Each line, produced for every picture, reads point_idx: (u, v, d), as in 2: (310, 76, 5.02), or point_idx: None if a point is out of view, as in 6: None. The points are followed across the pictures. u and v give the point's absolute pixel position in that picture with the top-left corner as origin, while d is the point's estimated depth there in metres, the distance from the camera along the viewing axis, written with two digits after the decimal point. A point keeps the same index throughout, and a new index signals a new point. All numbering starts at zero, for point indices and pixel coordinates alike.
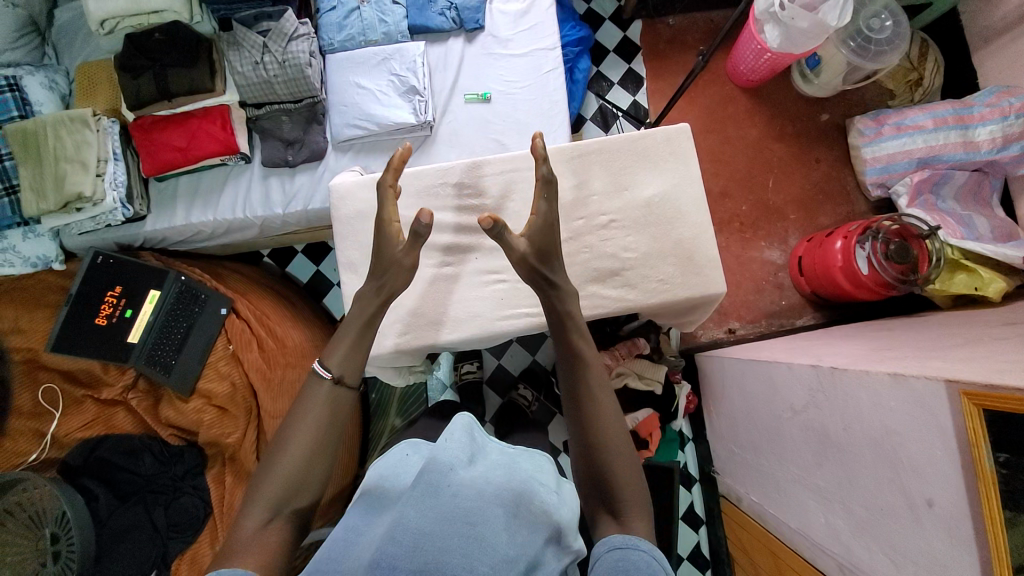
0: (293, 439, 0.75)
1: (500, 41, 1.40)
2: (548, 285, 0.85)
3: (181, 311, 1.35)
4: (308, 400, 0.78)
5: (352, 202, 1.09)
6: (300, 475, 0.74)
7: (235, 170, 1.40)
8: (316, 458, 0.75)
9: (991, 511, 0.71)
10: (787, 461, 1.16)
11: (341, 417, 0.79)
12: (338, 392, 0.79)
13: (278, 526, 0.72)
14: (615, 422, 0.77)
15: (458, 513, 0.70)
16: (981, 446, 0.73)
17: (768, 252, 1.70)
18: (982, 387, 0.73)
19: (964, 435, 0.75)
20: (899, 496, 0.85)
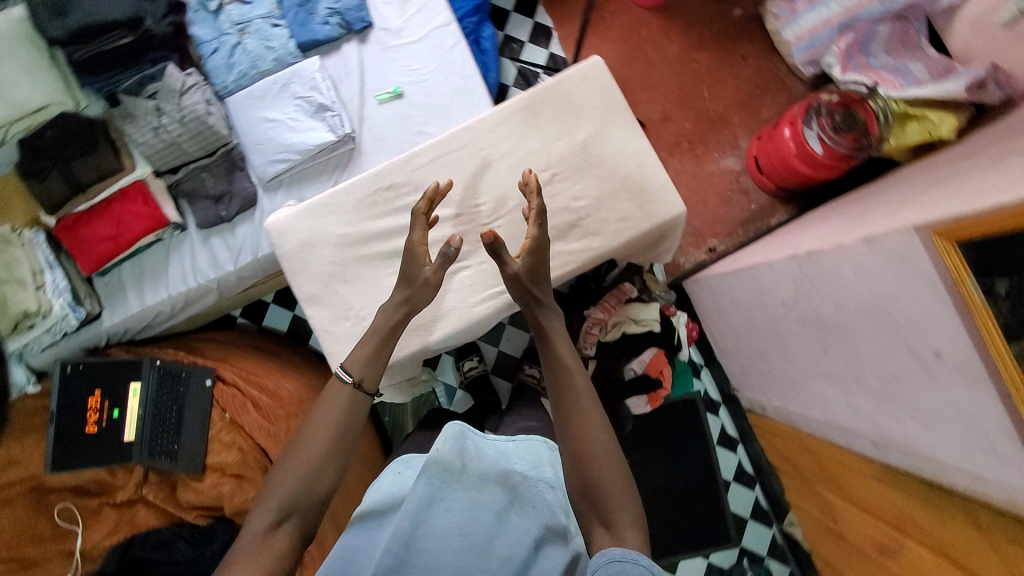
0: (306, 443, 0.78)
1: (394, 32, 1.35)
2: (535, 301, 0.91)
3: (167, 394, 1.33)
4: (331, 401, 0.82)
5: (294, 236, 1.01)
6: (313, 477, 0.76)
7: (173, 241, 1.36)
8: (330, 459, 0.78)
9: (992, 337, 0.68)
10: (794, 356, 1.14)
11: (359, 419, 0.83)
12: (357, 398, 0.83)
13: (289, 529, 0.73)
14: (603, 430, 0.78)
15: (454, 525, 0.73)
16: (965, 281, 0.71)
17: (723, 162, 1.68)
18: (953, 221, 0.73)
19: (949, 276, 0.73)
20: (908, 357, 0.84)
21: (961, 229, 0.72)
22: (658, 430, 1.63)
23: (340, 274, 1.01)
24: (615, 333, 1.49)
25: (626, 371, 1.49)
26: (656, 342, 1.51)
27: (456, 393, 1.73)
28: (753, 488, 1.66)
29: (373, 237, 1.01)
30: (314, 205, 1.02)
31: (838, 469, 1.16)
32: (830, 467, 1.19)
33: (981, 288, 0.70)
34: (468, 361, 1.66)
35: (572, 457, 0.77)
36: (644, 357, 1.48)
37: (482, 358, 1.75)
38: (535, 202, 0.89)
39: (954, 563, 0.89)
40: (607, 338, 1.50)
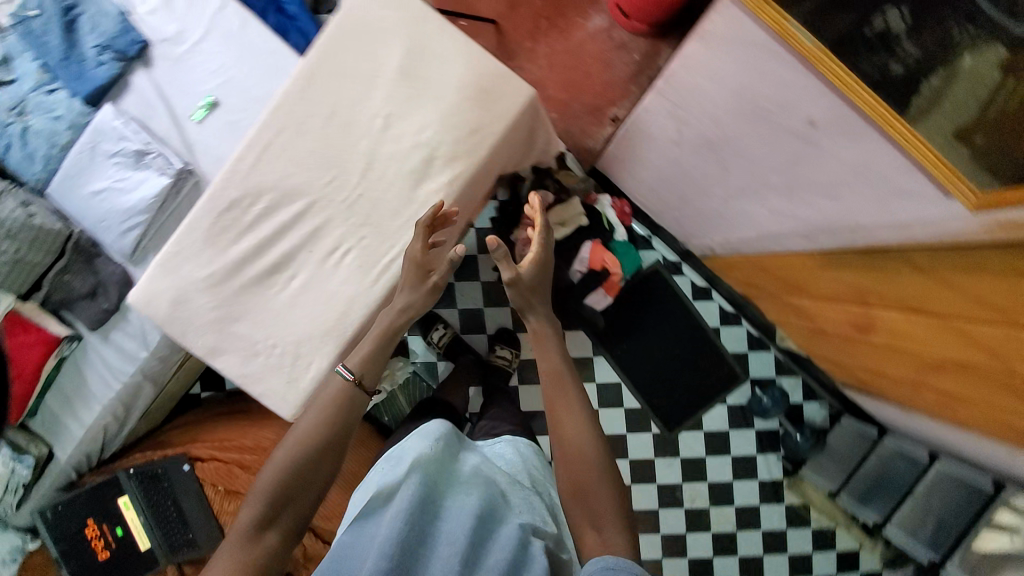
0: (299, 440, 0.76)
1: (175, 39, 1.25)
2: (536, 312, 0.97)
3: (156, 494, 1.30)
4: (331, 395, 0.80)
5: (159, 298, 0.93)
6: (307, 471, 0.76)
7: (78, 354, 1.29)
8: (323, 459, 0.76)
9: (838, 74, 0.67)
10: (711, 190, 1.09)
11: (356, 414, 0.81)
12: (354, 394, 0.81)
13: (284, 519, 0.74)
14: (596, 435, 0.81)
15: (455, 517, 0.72)
16: (787, 27, 0.68)
17: (591, 23, 1.53)
18: None
19: (772, 32, 0.70)
20: (793, 139, 0.79)
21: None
22: (637, 310, 1.74)
23: (226, 314, 0.93)
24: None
25: (573, 273, 1.47)
26: (589, 233, 1.49)
27: (437, 365, 1.71)
28: (740, 323, 1.76)
29: (240, 264, 0.92)
30: (165, 257, 0.93)
31: (789, 274, 1.16)
32: (785, 274, 1.18)
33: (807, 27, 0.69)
34: (435, 331, 1.63)
35: (566, 462, 0.80)
36: (584, 252, 1.45)
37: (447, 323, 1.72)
38: (542, 223, 1.01)
39: (913, 312, 0.89)
40: (542, 253, 1.46)
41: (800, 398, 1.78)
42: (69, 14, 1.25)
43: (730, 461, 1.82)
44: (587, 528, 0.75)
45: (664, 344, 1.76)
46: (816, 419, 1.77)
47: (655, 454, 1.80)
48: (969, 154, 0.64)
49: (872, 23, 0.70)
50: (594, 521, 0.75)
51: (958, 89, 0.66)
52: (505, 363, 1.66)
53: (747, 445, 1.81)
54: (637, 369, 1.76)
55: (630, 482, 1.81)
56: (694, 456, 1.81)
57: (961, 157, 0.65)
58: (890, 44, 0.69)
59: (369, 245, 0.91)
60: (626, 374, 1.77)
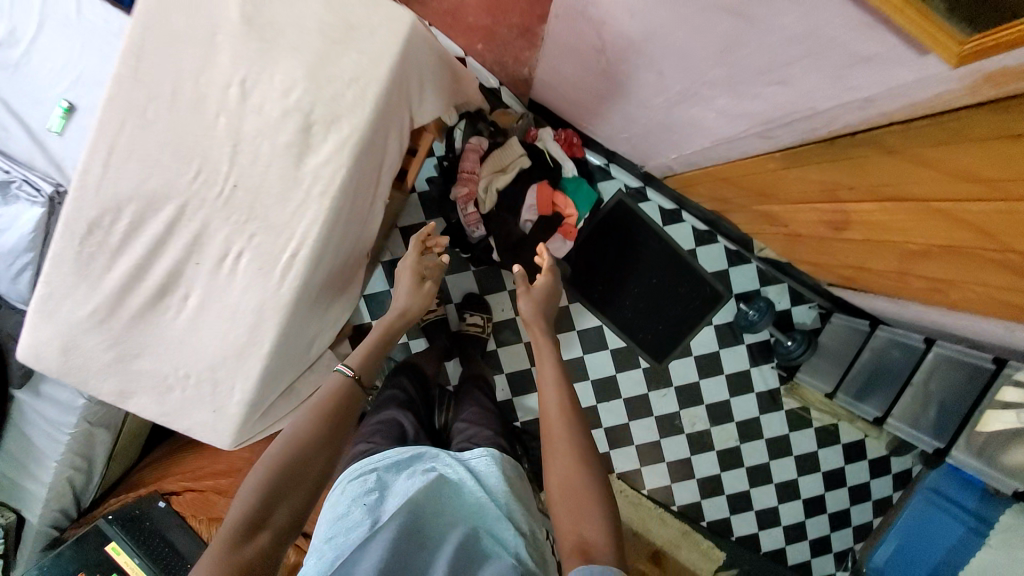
0: (295, 432, 0.86)
1: (7, 41, 1.06)
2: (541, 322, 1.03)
3: (143, 533, 1.22)
4: (328, 388, 0.94)
5: (47, 345, 0.82)
6: (302, 466, 0.84)
7: (17, 414, 1.21)
8: (320, 445, 0.87)
9: None
10: (649, 100, 0.94)
11: (350, 403, 0.94)
12: (347, 385, 0.94)
13: (277, 517, 0.81)
14: (587, 442, 0.79)
15: (441, 561, 0.71)
16: None
17: None
18: None
19: None
20: (721, 21, 0.62)
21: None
22: (608, 246, 1.64)
23: (123, 351, 0.83)
24: (492, 195, 1.30)
25: (524, 222, 1.34)
26: (535, 175, 1.35)
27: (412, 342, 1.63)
28: (718, 239, 1.65)
29: (120, 293, 0.81)
30: (40, 301, 0.82)
31: (753, 181, 1.04)
32: (750, 181, 1.04)
33: None
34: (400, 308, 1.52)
35: (553, 470, 0.78)
36: (531, 197, 1.32)
37: None
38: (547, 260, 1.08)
39: (890, 200, 0.76)
40: (487, 207, 1.32)
41: (787, 303, 1.70)
42: None
43: (725, 380, 1.76)
44: (570, 534, 0.71)
45: (638, 276, 1.66)
46: (806, 322, 1.70)
47: (648, 388, 1.74)
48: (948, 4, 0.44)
49: None
50: (579, 532, 0.71)
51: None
52: (478, 329, 1.57)
53: (740, 361, 1.75)
54: (618, 306, 1.67)
55: (628, 420, 1.76)
56: (687, 383, 1.75)
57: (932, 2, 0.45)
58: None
59: (262, 242, 0.79)
60: (606, 317, 1.68)
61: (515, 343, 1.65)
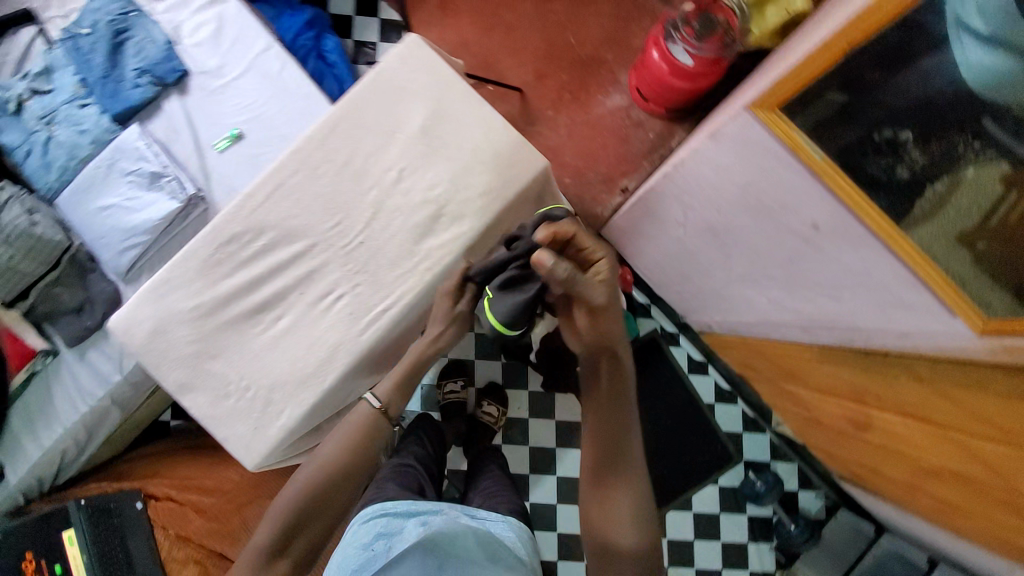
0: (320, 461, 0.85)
1: (214, 72, 1.27)
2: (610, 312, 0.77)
3: (102, 533, 1.21)
4: (356, 421, 0.87)
5: (142, 325, 0.91)
6: (326, 501, 0.84)
7: (52, 371, 1.23)
8: (342, 485, 0.85)
9: (840, 184, 0.71)
10: (710, 269, 1.11)
11: (375, 440, 0.88)
12: (370, 422, 0.87)
13: (297, 544, 0.83)
14: (638, 499, 0.79)
15: None
16: (794, 135, 0.74)
17: (609, 102, 1.79)
18: (764, 93, 0.76)
19: (785, 146, 0.75)
20: (790, 235, 0.84)
21: (774, 97, 0.76)
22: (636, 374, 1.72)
23: (206, 348, 0.91)
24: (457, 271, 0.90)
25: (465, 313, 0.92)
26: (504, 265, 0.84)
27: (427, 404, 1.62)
28: (735, 401, 1.72)
29: (235, 296, 0.92)
30: (156, 284, 0.91)
31: (782, 362, 1.17)
32: (780, 359, 1.17)
33: (820, 145, 0.74)
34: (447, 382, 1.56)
35: (601, 518, 0.78)
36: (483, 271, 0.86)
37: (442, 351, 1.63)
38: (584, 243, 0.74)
39: (912, 417, 0.85)
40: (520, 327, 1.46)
41: (795, 485, 1.70)
42: (117, 36, 1.26)
43: (720, 549, 1.68)
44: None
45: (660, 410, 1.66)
46: (812, 510, 1.68)
47: None
48: (967, 258, 0.65)
49: (882, 132, 0.70)
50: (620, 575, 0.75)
51: (962, 196, 0.65)
52: (491, 421, 1.55)
53: (739, 531, 1.69)
54: None
55: None
56: (681, 539, 1.68)
57: (955, 259, 0.66)
58: (898, 150, 0.69)
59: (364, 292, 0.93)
60: None
61: (521, 445, 1.62)
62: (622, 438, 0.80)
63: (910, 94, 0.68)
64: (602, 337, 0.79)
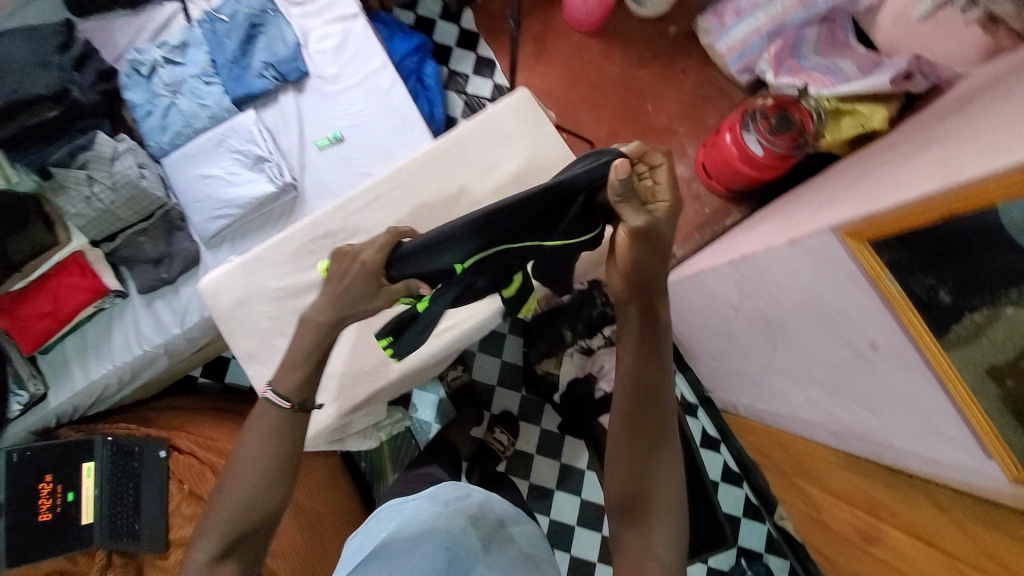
0: (245, 465, 0.79)
1: (330, 78, 1.39)
2: (654, 253, 0.79)
3: (121, 472, 1.27)
4: (265, 423, 0.81)
5: (227, 294, 0.99)
6: (260, 505, 0.77)
7: (116, 310, 1.29)
8: (273, 484, 0.79)
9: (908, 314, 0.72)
10: (751, 356, 1.15)
11: (295, 434, 0.83)
12: (286, 419, 0.82)
13: (235, 557, 0.76)
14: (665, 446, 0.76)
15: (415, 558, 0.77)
16: (881, 275, 0.75)
17: (673, 171, 1.86)
18: (860, 220, 0.78)
19: (866, 272, 0.77)
20: (846, 347, 0.87)
21: (868, 230, 0.77)
22: None
23: (278, 327, 0.98)
24: (383, 244, 0.84)
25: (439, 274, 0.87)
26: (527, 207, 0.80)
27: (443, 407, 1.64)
28: (740, 484, 1.68)
29: (314, 286, 0.99)
30: (249, 259, 1.00)
31: (807, 459, 1.17)
32: (799, 454, 1.18)
33: (900, 282, 0.74)
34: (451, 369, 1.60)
35: (624, 471, 0.75)
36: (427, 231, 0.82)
37: (469, 367, 1.67)
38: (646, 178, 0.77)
39: (921, 540, 0.87)
40: (550, 368, 1.52)
41: None
42: (252, 29, 1.38)
43: None
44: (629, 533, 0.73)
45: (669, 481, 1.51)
46: None
47: None
48: (999, 394, 0.66)
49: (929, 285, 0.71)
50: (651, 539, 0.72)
51: (999, 330, 0.65)
52: (500, 448, 1.56)
53: None
54: None
55: None
56: None
57: (991, 395, 0.67)
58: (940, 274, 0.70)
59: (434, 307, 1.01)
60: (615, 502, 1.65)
61: (522, 481, 1.61)
62: (649, 384, 0.78)
63: (980, 240, 0.65)
64: (638, 274, 0.80)
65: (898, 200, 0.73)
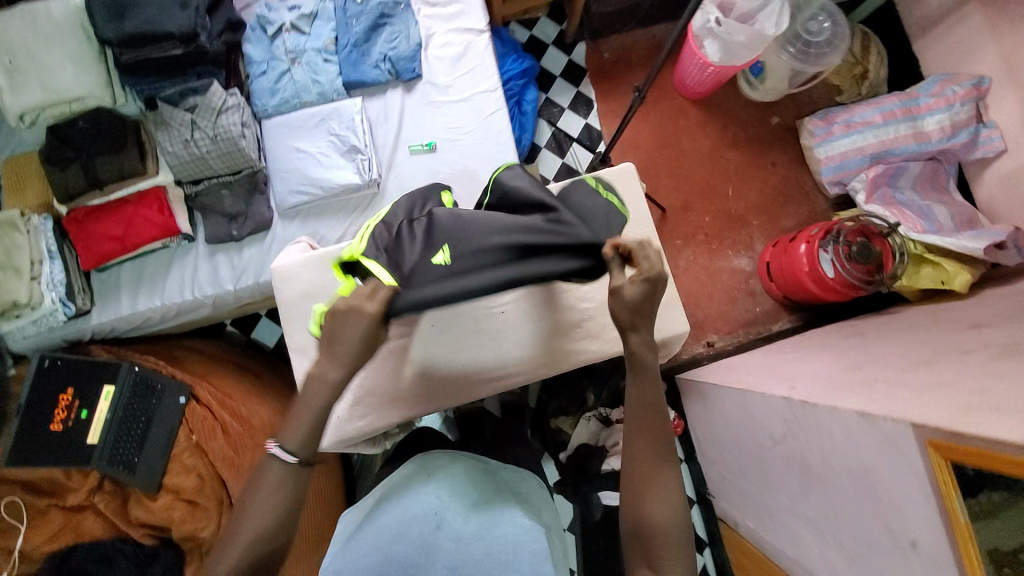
0: (252, 515, 0.71)
1: (440, 87, 1.40)
2: (638, 309, 0.73)
3: (138, 405, 1.28)
4: (271, 476, 0.72)
5: (297, 283, 1.03)
6: (270, 553, 0.71)
7: (179, 251, 1.31)
8: (281, 535, 0.72)
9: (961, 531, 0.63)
10: (775, 489, 1.06)
11: (304, 488, 0.74)
12: (298, 476, 0.73)
13: None
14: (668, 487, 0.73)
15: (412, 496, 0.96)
16: (952, 496, 0.64)
17: (736, 260, 1.83)
18: (949, 437, 0.64)
19: (933, 484, 0.67)
20: (884, 533, 0.75)
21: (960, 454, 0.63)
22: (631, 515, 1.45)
23: None
24: (385, 297, 0.74)
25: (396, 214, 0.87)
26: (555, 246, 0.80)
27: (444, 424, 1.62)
28: None
29: None
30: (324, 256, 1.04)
31: None
32: None
33: (967, 506, 0.64)
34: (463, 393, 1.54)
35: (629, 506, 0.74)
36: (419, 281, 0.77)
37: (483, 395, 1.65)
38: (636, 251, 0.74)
39: None
40: (564, 426, 1.51)
41: None
42: (380, 19, 1.39)
43: None
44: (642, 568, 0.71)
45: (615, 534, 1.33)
46: None
47: None
48: None
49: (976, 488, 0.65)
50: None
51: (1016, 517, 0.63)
52: None
53: None
54: None
55: None
56: None
57: None
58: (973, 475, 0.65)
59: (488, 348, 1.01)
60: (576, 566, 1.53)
61: None
62: (644, 422, 0.76)
63: None
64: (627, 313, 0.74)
65: (993, 432, 0.60)
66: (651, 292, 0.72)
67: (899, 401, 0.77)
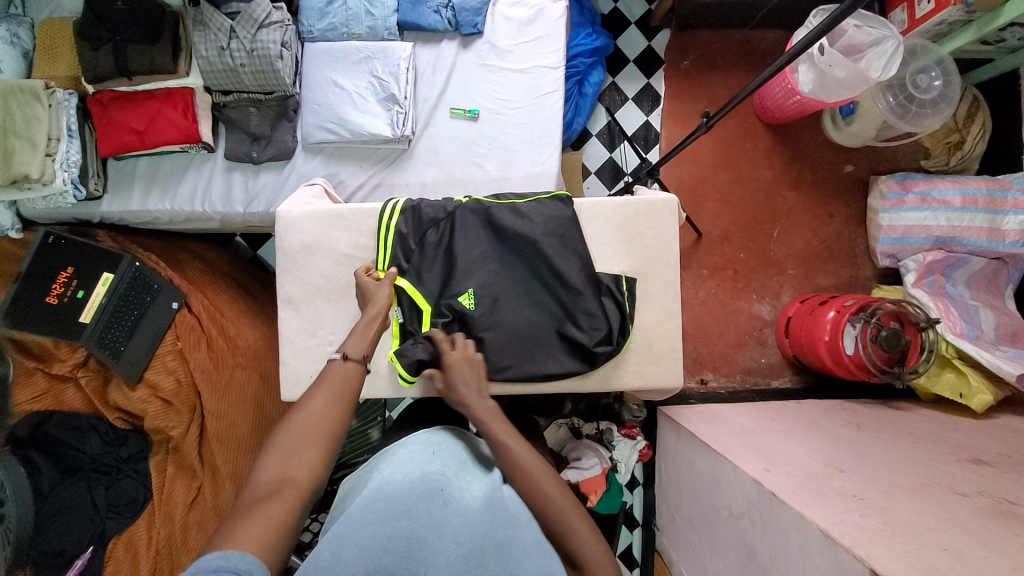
0: (308, 401, 0.72)
1: (498, 50, 1.28)
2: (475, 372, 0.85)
3: (133, 298, 1.30)
4: (329, 374, 0.76)
5: (299, 234, 1.00)
6: (323, 429, 0.70)
7: (196, 159, 1.28)
8: (331, 416, 0.72)
9: None
10: (717, 557, 1.06)
11: (356, 386, 0.78)
12: (351, 372, 0.78)
13: (297, 472, 0.66)
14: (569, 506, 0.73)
15: (409, 468, 0.71)
16: None
17: (757, 306, 1.75)
18: None
19: None
20: None
21: None
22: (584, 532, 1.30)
23: (326, 290, 1.00)
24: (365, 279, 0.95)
25: (421, 237, 0.98)
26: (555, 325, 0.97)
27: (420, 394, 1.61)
28: None
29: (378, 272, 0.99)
30: (332, 212, 1.01)
31: None
32: None
33: None
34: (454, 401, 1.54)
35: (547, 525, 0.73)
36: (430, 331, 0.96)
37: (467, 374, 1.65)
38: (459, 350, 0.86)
39: None
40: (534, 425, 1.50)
41: None
42: None
43: None
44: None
45: None
46: None
47: None
48: None
49: None
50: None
51: None
52: None
53: None
54: None
55: None
56: None
57: None
58: None
59: None
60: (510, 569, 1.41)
61: None
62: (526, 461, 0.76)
63: None
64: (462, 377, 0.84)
65: None
66: (475, 367, 0.86)
67: (865, 534, 0.73)
